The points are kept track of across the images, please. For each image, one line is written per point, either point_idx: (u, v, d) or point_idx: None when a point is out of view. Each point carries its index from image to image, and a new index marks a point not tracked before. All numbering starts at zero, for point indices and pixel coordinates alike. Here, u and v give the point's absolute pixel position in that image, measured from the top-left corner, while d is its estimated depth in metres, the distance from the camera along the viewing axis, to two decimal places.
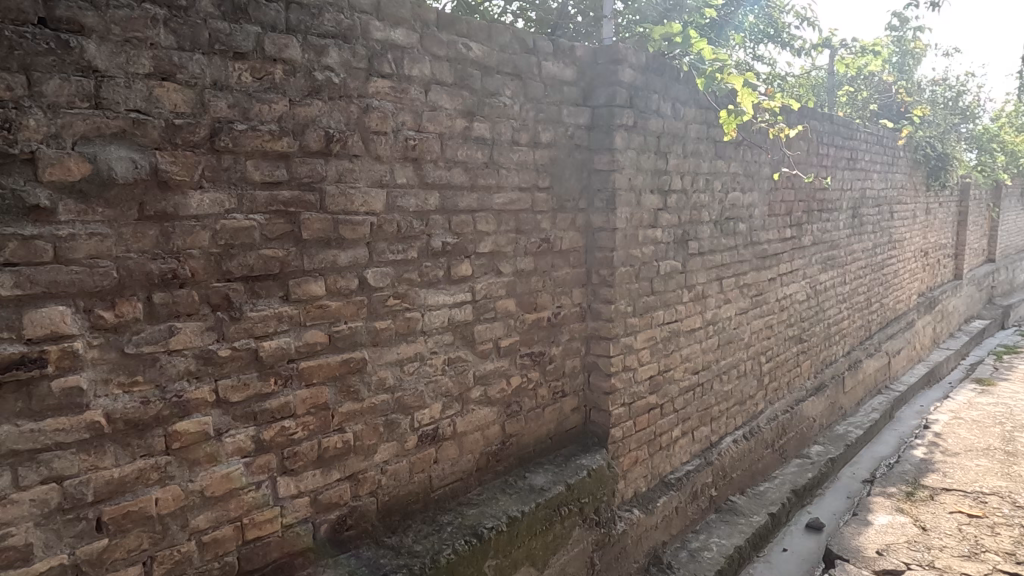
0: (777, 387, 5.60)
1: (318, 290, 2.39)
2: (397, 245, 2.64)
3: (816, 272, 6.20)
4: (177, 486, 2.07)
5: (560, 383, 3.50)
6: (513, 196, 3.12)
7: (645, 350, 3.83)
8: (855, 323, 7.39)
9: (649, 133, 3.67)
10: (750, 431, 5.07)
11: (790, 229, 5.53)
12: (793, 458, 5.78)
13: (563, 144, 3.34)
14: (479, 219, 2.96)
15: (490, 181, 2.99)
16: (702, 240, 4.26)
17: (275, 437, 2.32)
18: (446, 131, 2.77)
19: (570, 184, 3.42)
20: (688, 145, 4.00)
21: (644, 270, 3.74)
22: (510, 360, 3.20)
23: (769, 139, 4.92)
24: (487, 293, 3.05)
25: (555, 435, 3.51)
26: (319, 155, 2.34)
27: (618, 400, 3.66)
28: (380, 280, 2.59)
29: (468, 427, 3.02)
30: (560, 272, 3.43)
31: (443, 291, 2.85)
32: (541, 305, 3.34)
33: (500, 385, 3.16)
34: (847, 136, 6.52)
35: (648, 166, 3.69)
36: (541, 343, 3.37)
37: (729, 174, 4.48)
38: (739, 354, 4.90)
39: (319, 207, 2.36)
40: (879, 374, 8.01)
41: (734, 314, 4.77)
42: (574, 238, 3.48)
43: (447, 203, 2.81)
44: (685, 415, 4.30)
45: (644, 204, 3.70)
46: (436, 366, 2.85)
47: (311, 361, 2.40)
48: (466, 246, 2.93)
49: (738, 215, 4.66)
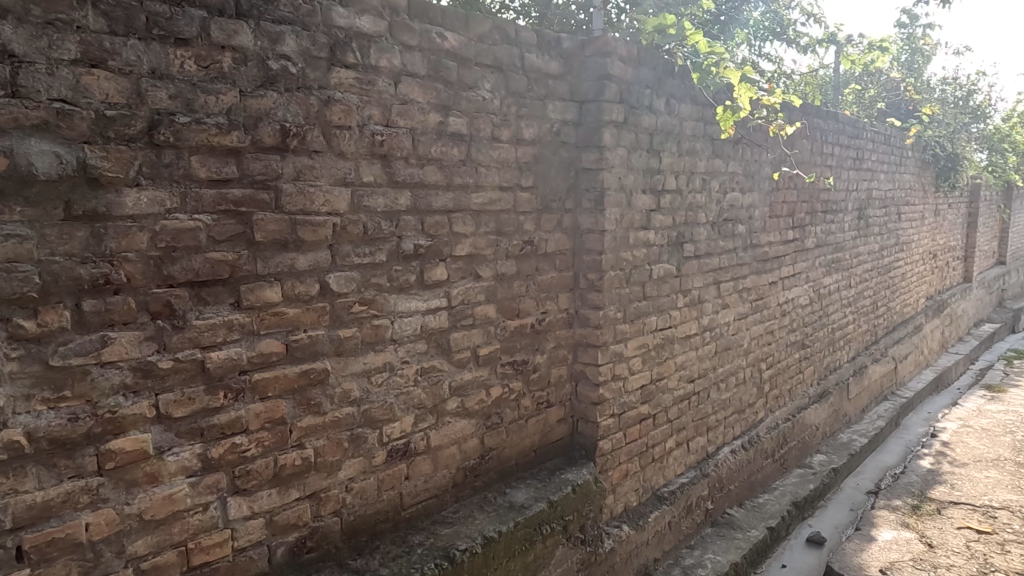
0: (778, 394, 5.41)
1: (274, 296, 2.23)
2: (364, 248, 2.47)
3: (820, 275, 6.00)
4: (111, 510, 1.91)
5: (544, 393, 3.32)
6: (493, 195, 2.94)
7: (637, 358, 3.64)
8: (861, 328, 7.17)
9: (641, 131, 3.48)
10: (749, 441, 4.88)
11: (792, 231, 5.33)
12: (795, 468, 5.58)
13: (547, 141, 3.16)
14: (456, 220, 2.79)
15: (468, 179, 2.81)
16: (698, 242, 4.07)
17: (225, 455, 2.15)
18: (418, 126, 2.59)
19: (556, 184, 3.25)
20: (684, 143, 3.81)
21: (635, 274, 3.56)
22: (490, 369, 3.03)
23: (770, 137, 4.73)
24: (464, 298, 2.87)
25: (539, 447, 3.33)
26: (275, 151, 2.17)
27: (607, 411, 3.47)
28: (344, 285, 2.42)
29: (444, 441, 2.85)
30: (545, 276, 3.25)
31: (415, 296, 2.67)
32: (524, 311, 3.16)
33: (479, 395, 2.98)
34: (854, 135, 6.31)
35: (640, 165, 3.50)
36: (524, 351, 3.19)
37: (727, 174, 4.28)
38: (737, 361, 4.71)
39: (275, 207, 2.20)
40: (885, 380, 7.79)
41: (733, 319, 4.58)
42: (560, 241, 3.30)
43: (420, 203, 2.64)
44: (680, 425, 4.12)
45: (636, 205, 3.51)
46: (407, 377, 2.68)
47: (265, 373, 2.23)
48: (441, 249, 2.75)
49: (737, 216, 4.47)
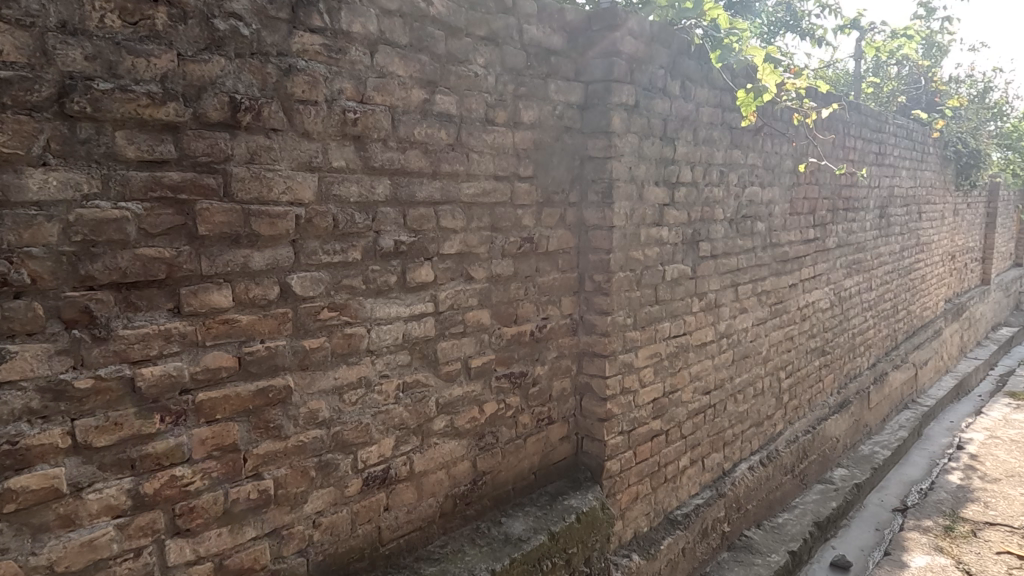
0: (798, 405, 5.04)
1: (224, 301, 1.88)
2: (334, 245, 2.12)
3: (841, 276, 5.62)
4: (12, 562, 1.56)
5: (545, 408, 2.97)
6: (487, 185, 2.59)
7: (648, 369, 3.28)
8: (881, 333, 6.79)
9: (654, 116, 3.13)
10: (767, 457, 4.51)
11: (813, 230, 4.97)
12: (815, 484, 5.21)
13: (549, 126, 2.81)
14: (443, 213, 2.44)
15: (458, 167, 2.46)
16: (715, 241, 3.71)
17: (163, 490, 1.80)
18: (399, 104, 2.24)
19: (559, 174, 2.89)
20: (700, 132, 3.46)
21: (647, 276, 3.20)
22: (484, 383, 2.67)
23: (793, 126, 4.39)
24: (454, 303, 2.52)
25: (539, 469, 2.98)
26: (222, 128, 1.82)
27: (615, 428, 3.11)
28: (309, 288, 2.07)
29: (430, 465, 2.50)
30: (546, 278, 2.90)
31: (396, 301, 2.32)
32: (523, 317, 2.81)
33: (470, 413, 2.63)
34: (876, 129, 5.93)
35: (652, 154, 3.15)
36: (522, 363, 2.84)
37: (746, 167, 3.92)
38: (756, 369, 4.35)
39: (224, 193, 1.85)
40: (906, 387, 7.40)
41: (751, 325, 4.22)
42: (563, 238, 2.94)
43: (402, 193, 2.29)
44: (694, 441, 3.76)
45: (648, 198, 3.16)
46: (387, 393, 2.33)
47: (213, 392, 1.88)
48: (427, 246, 2.40)
49: (755, 213, 4.11)
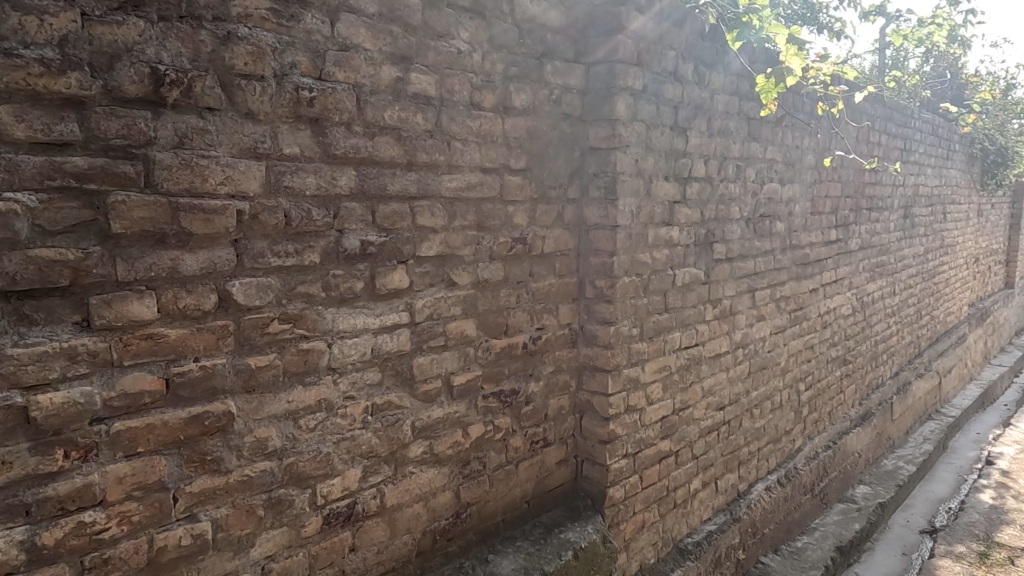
0: (818, 419, 4.69)
1: (147, 312, 1.57)
2: (285, 246, 1.81)
3: (864, 280, 5.27)
4: None
5: (540, 429, 2.65)
6: (472, 178, 2.27)
7: (656, 384, 2.95)
8: (904, 340, 6.42)
9: (663, 104, 2.80)
10: (785, 476, 4.16)
11: (835, 230, 4.62)
12: (835, 503, 4.86)
13: (544, 112, 2.49)
14: (420, 210, 2.12)
15: (438, 157, 2.15)
16: (731, 242, 3.38)
17: (68, 539, 1.50)
18: (366, 82, 1.93)
19: (556, 167, 2.57)
20: (714, 122, 3.13)
21: (655, 281, 2.87)
22: (469, 403, 2.36)
23: (816, 115, 4.06)
24: (433, 312, 2.21)
25: (533, 498, 2.66)
26: (141, 105, 1.52)
27: (619, 451, 2.79)
28: (255, 296, 1.76)
29: (404, 498, 2.18)
30: (541, 283, 2.58)
31: (363, 310, 2.01)
32: (514, 327, 2.49)
33: (452, 437, 2.31)
34: (902, 123, 5.57)
35: (662, 146, 2.82)
36: (514, 379, 2.52)
37: (764, 162, 3.59)
38: (774, 382, 4.01)
39: (146, 184, 1.54)
40: (930, 397, 7.02)
41: (769, 334, 3.88)
42: (561, 239, 2.63)
43: (370, 185, 1.98)
44: (707, 462, 3.43)
45: (657, 195, 2.83)
46: (352, 418, 2.02)
47: (133, 421, 1.57)
48: (401, 247, 2.08)
49: (774, 213, 3.77)
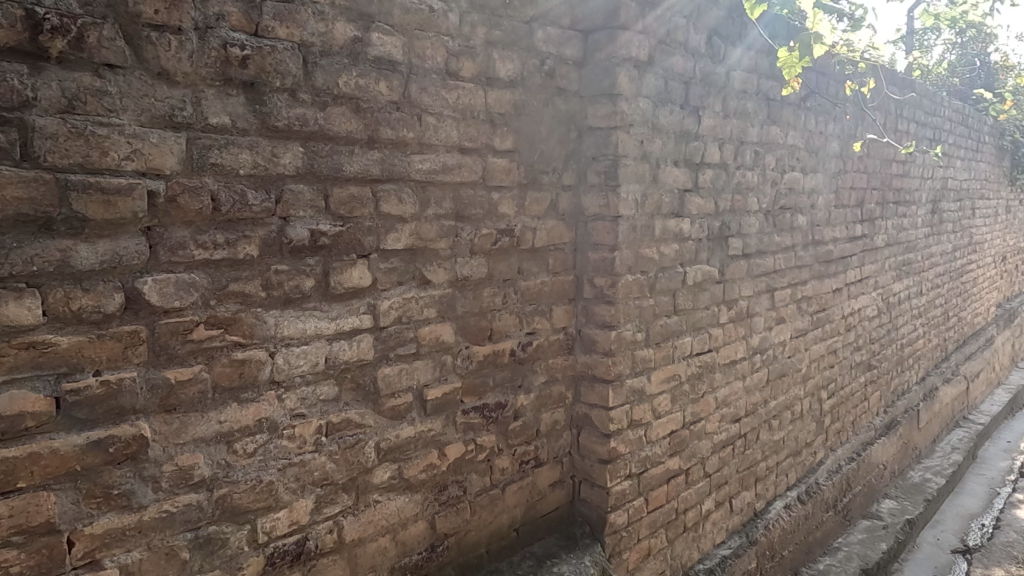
0: (841, 429, 4.34)
1: (29, 316, 1.28)
2: (213, 237, 1.50)
3: (889, 279, 4.91)
4: None
5: (530, 448, 2.33)
6: (448, 159, 1.96)
7: (664, 396, 2.63)
8: (930, 343, 6.04)
9: (672, 79, 2.48)
10: (806, 492, 3.82)
11: (860, 225, 4.27)
12: (860, 520, 4.50)
13: (534, 85, 2.18)
14: (384, 195, 1.81)
15: (406, 133, 1.83)
16: (748, 237, 3.05)
17: None
18: (314, 41, 1.62)
19: (549, 148, 2.26)
20: (730, 102, 2.80)
21: (662, 280, 2.55)
22: (446, 420, 2.04)
23: (842, 96, 3.70)
24: (401, 315, 1.89)
25: (523, 524, 2.34)
26: (15, 56, 1.22)
27: (621, 472, 2.47)
28: (176, 297, 1.46)
29: (368, 531, 1.88)
30: (532, 282, 2.26)
31: (315, 313, 1.70)
32: (500, 332, 2.18)
33: (425, 459, 2.00)
34: (931, 111, 5.19)
35: (670, 127, 2.49)
36: (500, 392, 2.20)
37: (784, 148, 3.25)
38: (794, 390, 3.68)
39: (22, 156, 1.25)
40: (957, 403, 6.62)
41: (789, 338, 3.54)
42: (554, 230, 2.31)
43: (321, 164, 1.67)
44: (720, 480, 3.10)
45: (665, 182, 2.51)
46: (301, 440, 1.71)
47: (11, 450, 1.27)
48: (362, 239, 1.78)
49: (795, 205, 3.44)
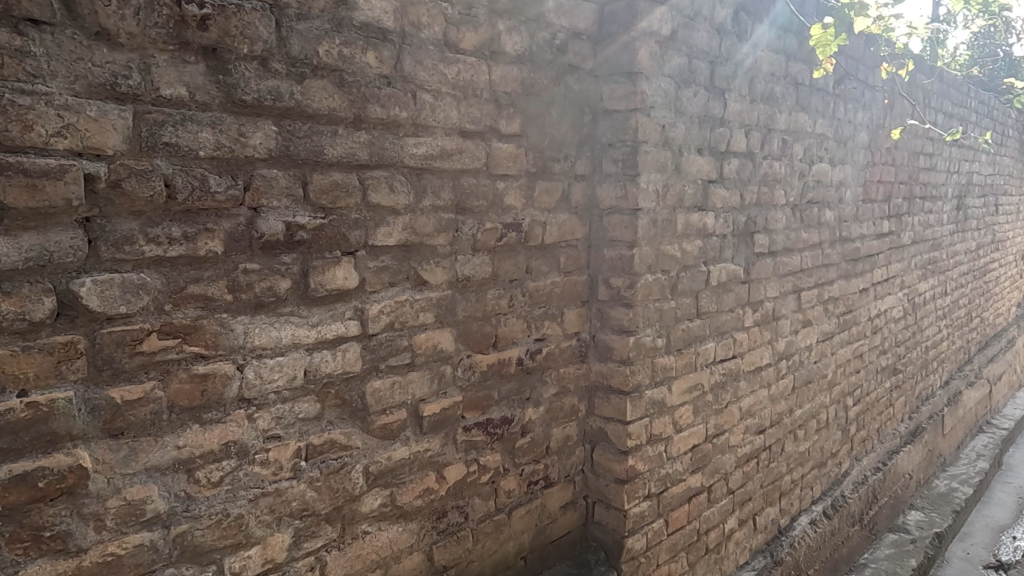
0: (866, 437, 4.09)
1: None
2: (167, 230, 1.27)
3: (915, 279, 4.66)
4: None
5: (539, 467, 2.10)
6: (447, 144, 1.72)
7: (686, 408, 2.39)
8: (954, 345, 5.77)
9: (696, 57, 2.24)
10: (832, 506, 3.58)
11: (887, 222, 4.02)
12: (886, 534, 4.26)
13: (544, 62, 1.94)
14: (373, 183, 1.57)
15: (398, 112, 1.60)
16: (774, 233, 2.81)
17: None
18: (290, 3, 1.39)
19: (561, 133, 2.02)
20: (757, 85, 2.56)
21: (684, 280, 2.31)
22: (444, 439, 1.81)
23: (872, 83, 3.45)
24: (393, 320, 1.66)
25: (531, 551, 2.11)
26: None
27: (640, 492, 2.23)
28: (122, 301, 1.23)
29: (355, 567, 1.64)
30: (542, 283, 2.03)
31: (292, 319, 1.47)
32: (506, 338, 1.94)
33: (420, 484, 1.76)
34: (958, 101, 4.93)
35: (694, 110, 2.25)
36: (505, 405, 1.97)
37: (812, 137, 3.01)
38: (820, 397, 3.43)
39: None
40: (980, 408, 6.36)
41: (815, 342, 3.30)
42: (566, 225, 2.08)
43: (298, 147, 1.43)
44: (744, 496, 2.86)
45: (688, 172, 2.27)
46: (276, 466, 1.48)
47: None
48: (347, 233, 1.54)
49: (822, 199, 3.19)
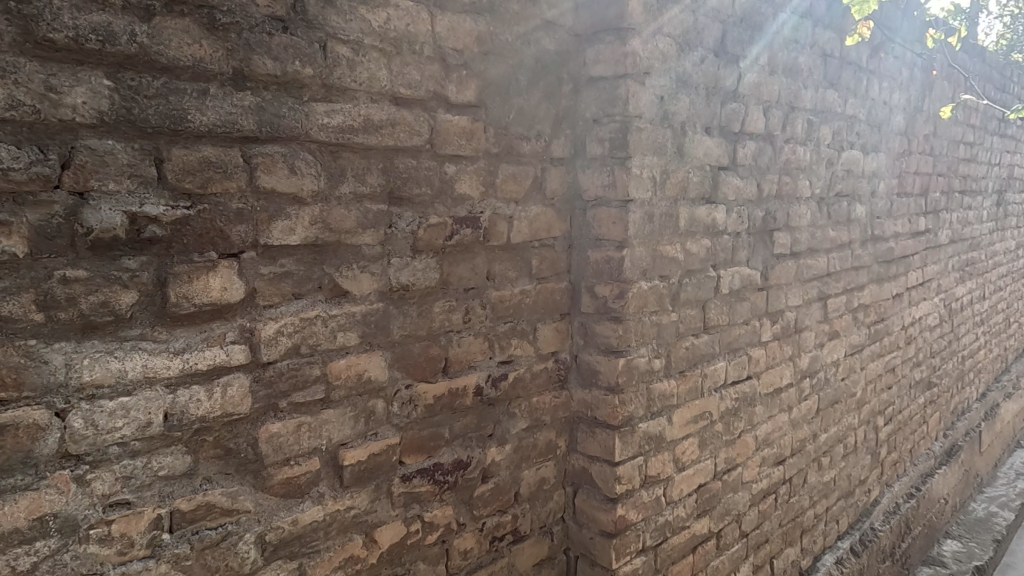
0: (898, 460, 3.65)
1: None
2: None
3: (952, 282, 4.20)
4: None
5: (506, 518, 1.70)
6: (375, 114, 1.32)
7: (690, 441, 1.98)
8: (992, 354, 5.29)
9: (704, 15, 1.82)
10: (862, 542, 3.15)
11: (924, 219, 3.57)
12: (920, 567, 3.82)
13: (511, 15, 1.54)
14: (266, 162, 1.18)
15: (300, 69, 1.20)
16: (797, 231, 2.40)
17: None
18: None
19: (532, 105, 1.62)
20: (778, 52, 2.14)
21: (688, 288, 1.90)
22: (374, 492, 1.42)
23: (910, 58, 3.01)
24: (299, 343, 1.26)
25: None
26: None
27: (631, 547, 1.82)
28: None
29: None
30: (508, 291, 1.63)
31: (142, 345, 1.08)
32: (459, 362, 1.54)
33: (340, 550, 1.37)
34: (1001, 86, 4.45)
35: (700, 80, 1.84)
36: (460, 445, 1.57)
37: (842, 120, 2.58)
38: (848, 419, 3.01)
39: None
40: (1018, 421, 5.86)
41: (843, 356, 2.87)
42: (540, 220, 1.68)
43: (146, 109, 1.04)
44: (760, 538, 2.44)
45: (694, 155, 1.85)
46: (124, 544, 1.09)
47: None
48: (226, 229, 1.15)
49: (853, 192, 2.76)
